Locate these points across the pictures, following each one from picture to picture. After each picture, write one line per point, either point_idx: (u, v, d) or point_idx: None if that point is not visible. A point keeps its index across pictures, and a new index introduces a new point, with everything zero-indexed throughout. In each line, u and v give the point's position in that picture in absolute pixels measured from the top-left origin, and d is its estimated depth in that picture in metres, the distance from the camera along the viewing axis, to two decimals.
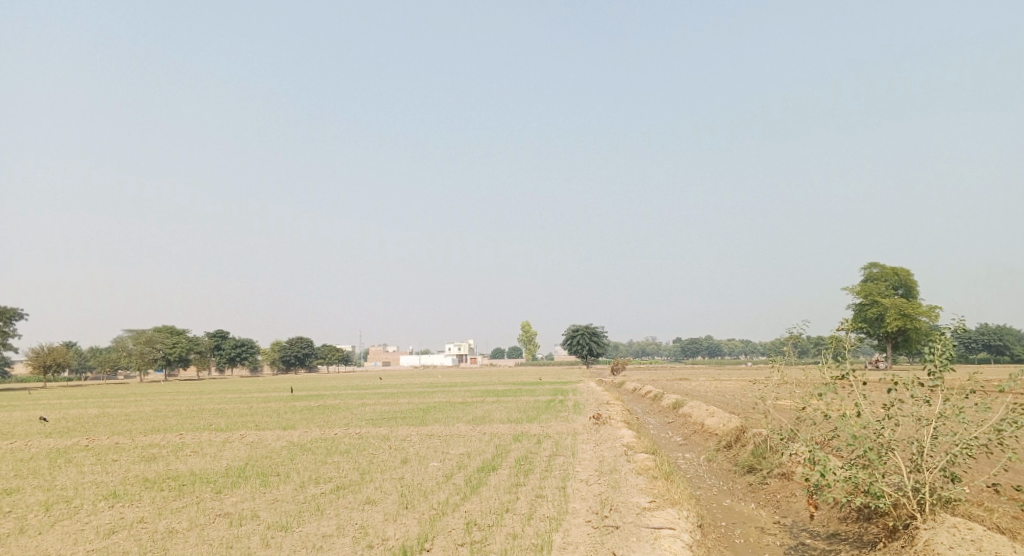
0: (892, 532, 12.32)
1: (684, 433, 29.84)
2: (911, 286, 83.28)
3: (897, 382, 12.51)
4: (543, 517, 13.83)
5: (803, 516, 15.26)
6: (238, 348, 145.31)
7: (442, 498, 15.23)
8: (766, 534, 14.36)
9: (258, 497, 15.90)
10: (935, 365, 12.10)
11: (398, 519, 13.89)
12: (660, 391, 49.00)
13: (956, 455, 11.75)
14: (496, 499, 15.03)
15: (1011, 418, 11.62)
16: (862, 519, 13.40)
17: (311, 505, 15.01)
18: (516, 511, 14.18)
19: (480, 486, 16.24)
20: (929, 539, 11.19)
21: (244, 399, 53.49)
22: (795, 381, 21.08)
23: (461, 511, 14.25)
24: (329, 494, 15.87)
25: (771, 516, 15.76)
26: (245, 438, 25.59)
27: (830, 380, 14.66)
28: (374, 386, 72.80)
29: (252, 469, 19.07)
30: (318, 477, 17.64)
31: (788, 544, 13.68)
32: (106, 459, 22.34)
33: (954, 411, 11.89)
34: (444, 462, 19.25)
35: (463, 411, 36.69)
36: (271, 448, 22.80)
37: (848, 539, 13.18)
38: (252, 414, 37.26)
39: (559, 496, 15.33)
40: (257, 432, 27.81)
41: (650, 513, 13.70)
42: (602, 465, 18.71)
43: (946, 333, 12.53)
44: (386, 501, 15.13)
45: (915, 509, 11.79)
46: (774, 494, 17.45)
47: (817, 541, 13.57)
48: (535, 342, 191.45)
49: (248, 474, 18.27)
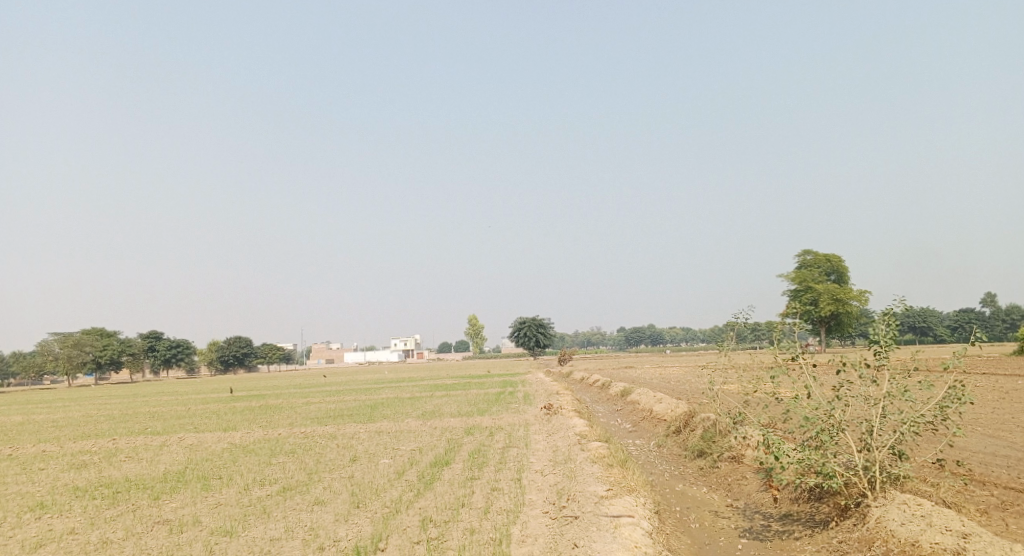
0: (843, 512, 12.50)
1: (633, 420, 30.02)
2: (842, 272, 86.06)
3: (845, 363, 12.65)
4: (500, 510, 13.57)
5: (754, 498, 15.39)
6: (173, 349, 140.77)
7: (395, 495, 14.81)
8: (720, 518, 14.44)
9: (200, 502, 15.19)
10: (882, 344, 12.25)
11: (350, 519, 13.42)
12: (606, 379, 49.35)
13: (903, 433, 11.96)
14: (451, 494, 14.70)
15: (956, 394, 11.87)
16: (814, 499, 13.59)
17: (257, 508, 14.41)
18: (472, 505, 13.89)
19: (434, 482, 15.88)
20: (880, 517, 11.36)
21: (182, 401, 51.75)
22: (742, 364, 21.31)
23: (415, 508, 13.86)
24: (275, 496, 15.28)
25: (723, 500, 15.87)
26: (183, 441, 24.60)
27: (778, 362, 14.78)
28: (318, 384, 71.42)
29: (192, 472, 18.26)
30: (263, 479, 16.99)
31: (742, 527, 13.76)
32: (33, 468, 21.12)
33: (901, 390, 12.09)
34: (396, 459, 18.81)
35: (412, 406, 36.18)
36: (211, 450, 21.94)
37: (801, 519, 13.33)
38: (191, 416, 35.95)
39: (515, 488, 15.11)
40: (196, 434, 26.79)
41: (608, 502, 13.58)
42: (557, 455, 18.57)
43: (892, 314, 12.72)
44: (336, 501, 14.63)
45: (866, 488, 11.97)
46: (725, 477, 17.60)
47: (770, 522, 13.69)
48: (481, 336, 191.22)
49: (189, 479, 17.48)
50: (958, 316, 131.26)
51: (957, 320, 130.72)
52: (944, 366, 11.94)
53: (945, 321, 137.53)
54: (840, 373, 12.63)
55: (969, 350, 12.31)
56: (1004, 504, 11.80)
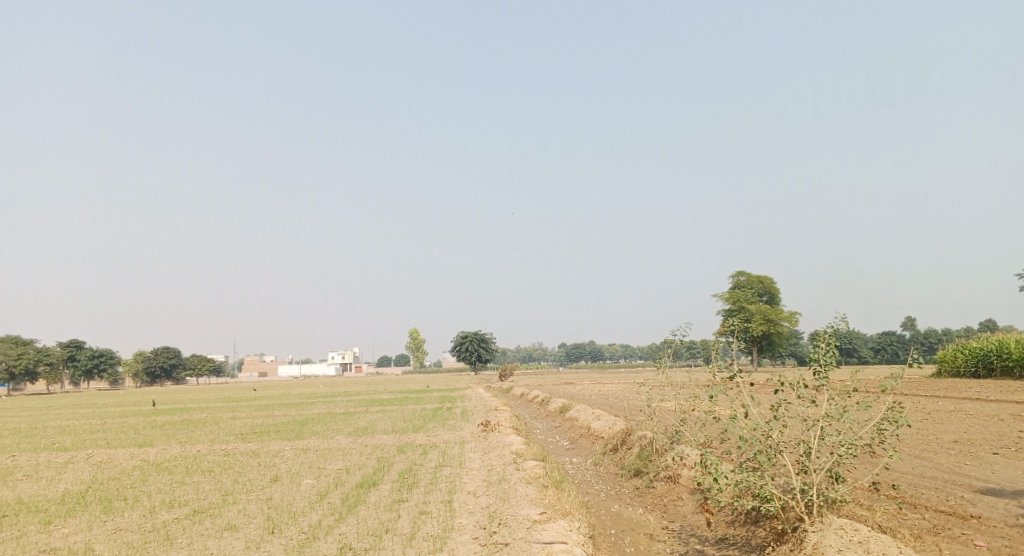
0: (780, 536, 12.25)
1: (569, 438, 29.66)
2: (774, 293, 88.28)
3: (783, 382, 12.44)
4: (426, 536, 12.90)
5: (691, 520, 15.05)
6: (96, 359, 134.83)
7: (315, 520, 13.99)
8: (656, 541, 14.06)
9: (97, 528, 14.06)
10: (822, 364, 12.06)
11: (262, 546, 12.56)
12: (544, 396, 49.08)
13: (841, 456, 11.81)
14: (375, 519, 13.94)
15: (892, 416, 11.79)
16: (750, 522, 13.33)
17: (159, 534, 13.38)
18: (397, 531, 13.17)
19: (358, 505, 15.09)
20: (817, 542, 11.11)
21: (97, 414, 49.12)
22: (679, 382, 21.16)
23: (335, 534, 13.07)
24: (183, 520, 14.26)
25: (659, 522, 15.50)
26: (91, 459, 23.07)
27: (716, 381, 14.49)
28: (247, 398, 69.17)
29: (94, 493, 16.99)
30: (172, 500, 15.90)
31: (678, 551, 13.40)
32: None
33: (839, 412, 11.95)
34: (320, 480, 17.92)
35: (343, 422, 35.11)
36: (120, 468, 20.59)
37: (736, 543, 13.05)
38: (105, 430, 34.00)
39: (445, 511, 14.47)
40: (107, 450, 25.22)
41: (540, 526, 13.03)
42: (491, 475, 17.98)
43: (829, 332, 12.57)
44: (249, 526, 13.72)
45: (803, 512, 11.74)
46: (661, 497, 17.27)
47: (706, 546, 13.37)
48: (422, 351, 189.53)
49: (89, 501, 16.25)
50: (883, 338, 136.17)
51: (883, 342, 135.64)
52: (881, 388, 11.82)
53: (872, 342, 142.51)
54: (778, 393, 12.41)
55: (906, 372, 12.25)
56: (936, 528, 11.69)
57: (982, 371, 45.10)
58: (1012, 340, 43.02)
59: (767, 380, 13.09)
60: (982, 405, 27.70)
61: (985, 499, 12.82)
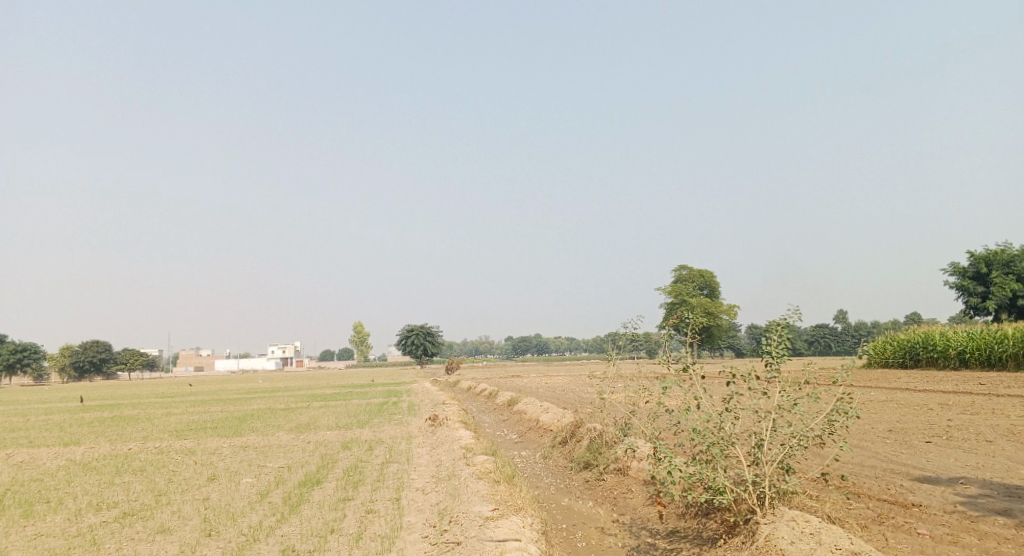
0: (732, 529, 12.24)
1: (518, 431, 29.48)
2: (714, 287, 90.33)
3: (735, 375, 12.36)
4: (374, 536, 12.46)
5: (641, 513, 14.99)
6: (21, 353, 128.92)
7: (255, 521, 13.38)
8: (607, 534, 13.94)
9: (17, 533, 13.17)
10: (773, 356, 11.99)
11: (198, 550, 11.95)
12: (490, 389, 48.84)
13: (793, 447, 11.81)
14: (320, 519, 13.42)
15: (842, 408, 11.86)
16: (701, 515, 13.32)
17: (86, 539, 12.61)
18: (343, 531, 12.68)
19: (301, 504, 14.52)
20: (770, 534, 11.09)
21: (22, 411, 46.79)
22: (628, 373, 21.05)
23: (277, 536, 12.52)
24: (111, 523, 13.46)
25: (610, 514, 15.41)
26: (12, 458, 21.78)
27: (669, 373, 14.27)
28: (184, 393, 66.98)
29: (15, 496, 15.97)
30: (101, 502, 15.05)
31: (630, 545, 13.30)
32: None
33: (790, 404, 11.96)
34: (261, 478, 17.22)
35: (284, 418, 34.11)
36: (45, 468, 19.47)
37: (688, 536, 13.02)
38: (28, 428, 32.25)
39: (393, 510, 14.03)
40: (31, 449, 23.89)
41: (493, 524, 12.72)
42: (439, 471, 17.62)
43: (782, 325, 12.54)
44: (184, 529, 13.04)
45: (755, 505, 11.74)
46: (611, 490, 17.19)
47: (658, 539, 13.30)
48: (365, 344, 187.32)
49: (9, 503, 15.26)
50: (817, 331, 140.82)
51: (816, 335, 140.33)
52: (833, 380, 11.82)
53: (807, 335, 147.02)
54: (731, 385, 12.35)
55: (856, 363, 12.30)
56: (881, 517, 11.81)
57: (908, 361, 46.86)
58: (939, 332, 45.04)
59: (720, 372, 12.90)
60: (913, 395, 28.69)
61: (924, 487, 13.02)
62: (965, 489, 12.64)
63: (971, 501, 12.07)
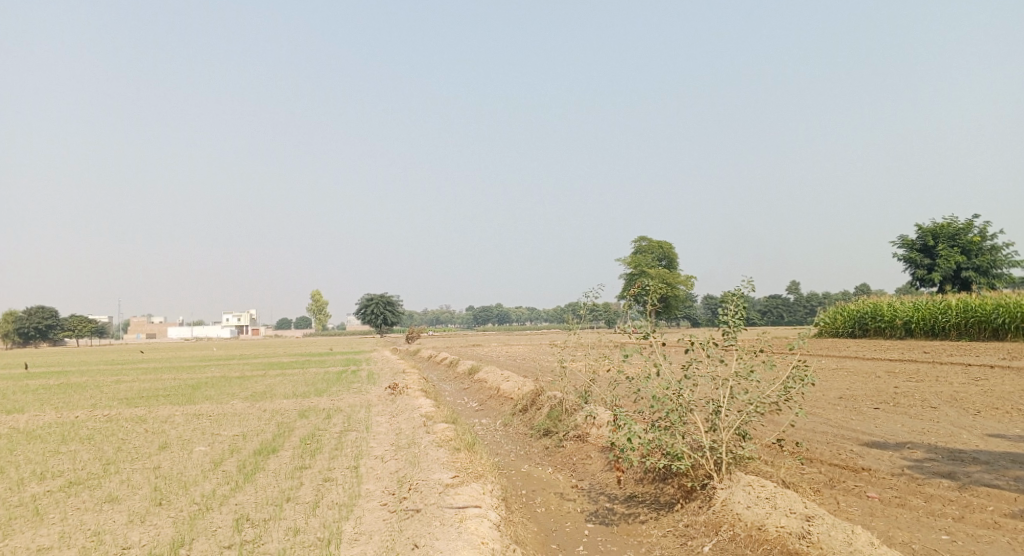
0: (689, 494, 16.12)
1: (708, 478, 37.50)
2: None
3: (694, 343, 16.10)
4: (332, 504, 16.55)
5: (598, 478, 19.40)
6: None
7: (206, 491, 17.65)
8: (565, 500, 18.23)
9: (137, 471, 20.01)
10: (730, 325, 15.84)
11: (149, 520, 15.67)
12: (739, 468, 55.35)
13: (751, 412, 15.62)
14: (276, 487, 17.85)
15: (798, 377, 15.63)
16: (659, 482, 17.40)
17: (105, 496, 17.42)
18: (297, 501, 16.73)
19: (258, 476, 19.02)
20: (727, 499, 14.78)
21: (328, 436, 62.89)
22: (588, 341, 25.52)
23: (230, 506, 16.44)
24: (63, 492, 17.91)
25: (568, 481, 19.79)
26: (256, 409, 33.13)
27: (633, 341, 17.35)
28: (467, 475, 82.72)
29: (242, 438, 24.87)
30: (236, 449, 22.66)
31: (587, 511, 17.40)
32: (158, 420, 30.29)
33: (746, 372, 15.67)
34: (217, 447, 23.20)
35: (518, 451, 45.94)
36: (250, 418, 29.87)
37: (645, 500, 17.15)
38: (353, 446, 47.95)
39: (354, 479, 18.61)
40: (257, 405, 34.61)
41: (453, 491, 16.94)
42: (402, 440, 23.41)
43: (740, 296, 16.34)
44: (135, 499, 17.15)
45: (713, 471, 15.51)
46: (571, 455, 21.70)
47: (616, 504, 17.41)
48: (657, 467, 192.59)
49: (235, 442, 24.16)
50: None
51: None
52: (789, 347, 15.68)
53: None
54: (689, 351, 16.07)
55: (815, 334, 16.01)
56: (832, 481, 15.46)
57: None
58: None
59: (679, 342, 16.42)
60: None
61: (875, 452, 17.05)
62: (910, 452, 16.66)
63: (914, 464, 15.87)
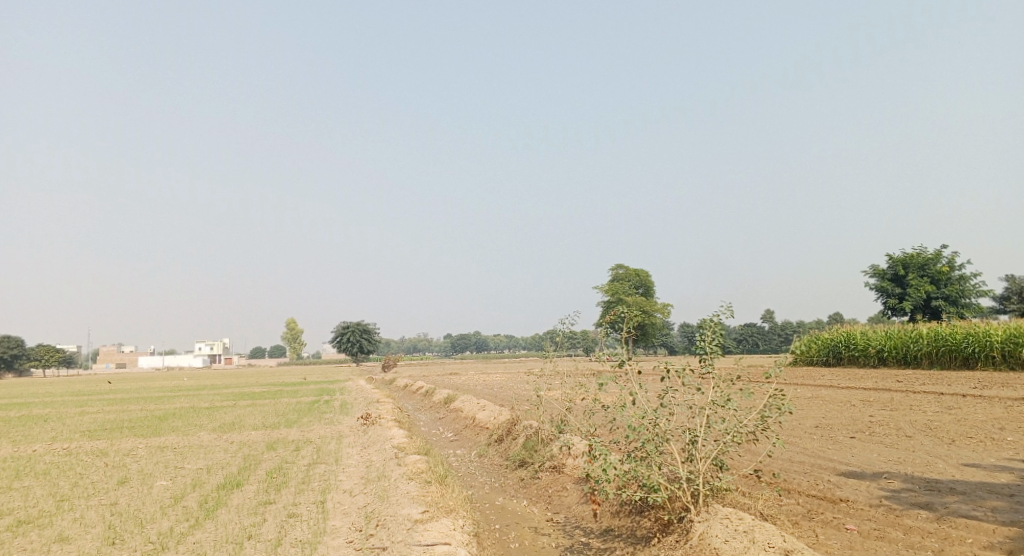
0: (665, 527, 15.78)
1: None
2: None
3: (671, 371, 15.87)
4: (296, 541, 15.87)
5: (573, 511, 18.96)
6: None
7: (162, 529, 16.78)
8: (539, 535, 17.75)
9: (92, 508, 19.12)
10: (707, 352, 15.66)
11: None
12: None
13: (728, 443, 15.38)
14: (239, 524, 17.11)
15: (775, 406, 15.46)
16: (634, 515, 17.03)
17: (50, 537, 16.44)
18: (259, 538, 16.00)
19: (218, 512, 18.16)
20: (704, 532, 14.46)
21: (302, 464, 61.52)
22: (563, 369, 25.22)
23: (186, 545, 15.63)
24: (9, 532, 16.90)
25: (542, 514, 19.30)
26: (222, 440, 32.09)
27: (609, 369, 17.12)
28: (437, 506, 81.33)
29: (205, 472, 23.94)
30: (198, 484, 21.79)
31: (562, 546, 16.94)
32: (114, 454, 29.03)
33: (723, 401, 15.46)
34: (174, 482, 22.26)
35: None
36: (215, 450, 28.85)
37: (620, 534, 16.74)
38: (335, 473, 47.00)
39: (322, 514, 17.96)
40: (225, 435, 33.53)
41: (424, 527, 16.39)
42: (369, 472, 22.78)
43: (716, 323, 16.19)
44: (86, 538, 16.23)
45: (690, 503, 15.21)
46: (546, 487, 21.23)
47: (590, 540, 16.98)
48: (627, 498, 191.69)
49: (197, 476, 23.24)
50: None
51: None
52: (766, 375, 15.52)
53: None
54: (665, 379, 15.83)
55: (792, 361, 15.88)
56: (809, 513, 15.26)
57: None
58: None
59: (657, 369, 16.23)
60: None
61: (853, 483, 16.89)
62: (888, 483, 16.55)
63: (892, 496, 15.74)
